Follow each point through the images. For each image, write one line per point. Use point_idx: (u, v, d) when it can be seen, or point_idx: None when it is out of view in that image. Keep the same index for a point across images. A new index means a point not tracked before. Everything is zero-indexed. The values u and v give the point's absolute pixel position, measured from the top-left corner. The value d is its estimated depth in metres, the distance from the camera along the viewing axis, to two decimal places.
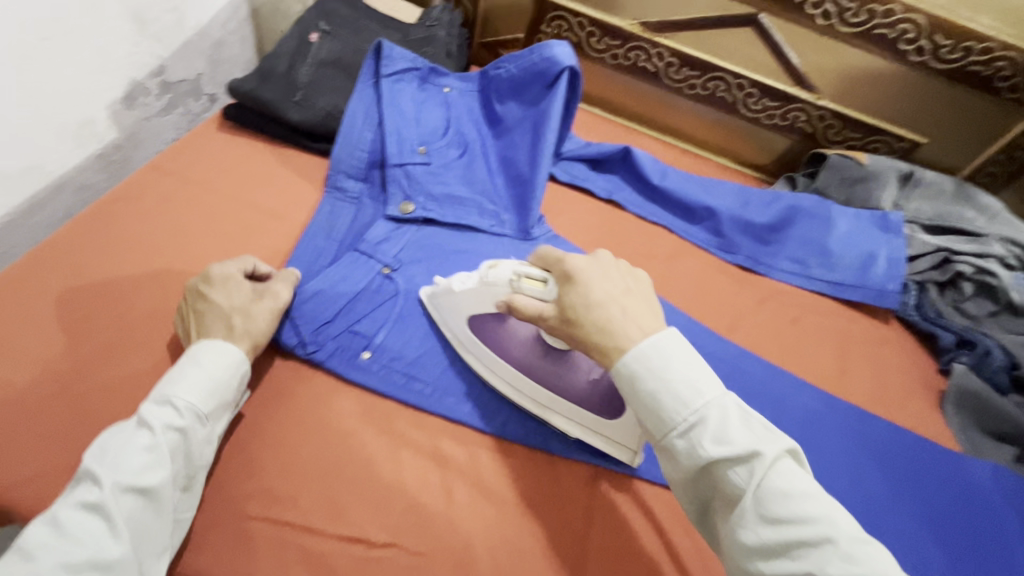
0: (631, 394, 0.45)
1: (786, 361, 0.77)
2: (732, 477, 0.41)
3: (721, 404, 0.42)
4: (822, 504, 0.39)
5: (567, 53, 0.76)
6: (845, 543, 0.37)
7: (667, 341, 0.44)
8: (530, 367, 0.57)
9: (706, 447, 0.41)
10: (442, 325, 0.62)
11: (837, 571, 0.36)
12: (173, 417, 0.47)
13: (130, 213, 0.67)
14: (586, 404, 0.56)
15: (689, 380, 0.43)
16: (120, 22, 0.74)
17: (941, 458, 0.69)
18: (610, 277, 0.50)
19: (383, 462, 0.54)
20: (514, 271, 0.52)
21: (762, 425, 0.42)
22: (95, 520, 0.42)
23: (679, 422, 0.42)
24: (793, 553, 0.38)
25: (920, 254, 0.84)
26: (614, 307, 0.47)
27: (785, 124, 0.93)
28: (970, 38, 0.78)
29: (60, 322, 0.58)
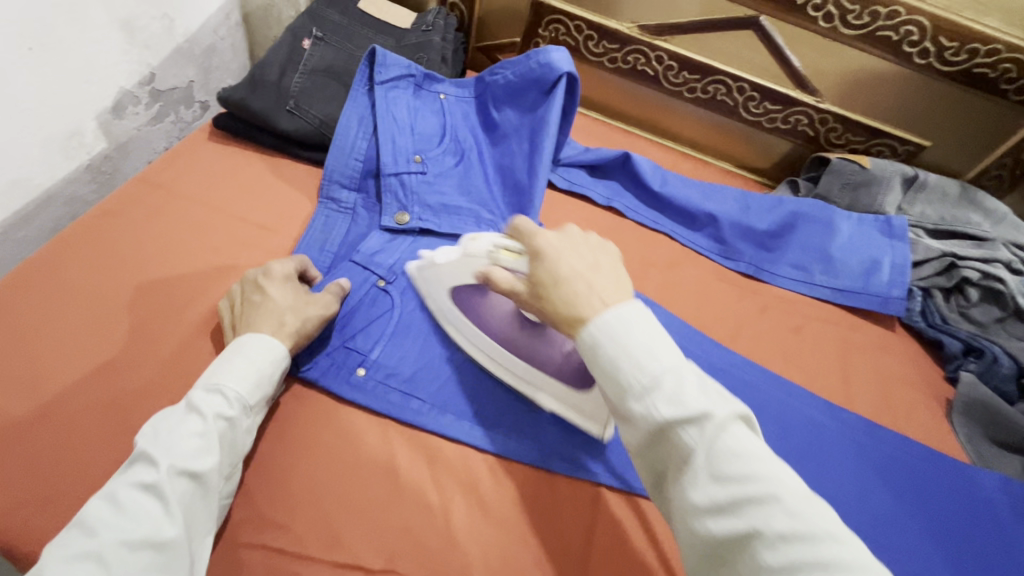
0: (593, 360, 0.42)
1: (791, 371, 0.75)
2: (684, 439, 0.38)
3: (679, 369, 0.39)
4: (771, 465, 0.37)
5: (565, 59, 0.75)
6: (790, 501, 0.35)
7: (631, 310, 0.41)
8: (507, 340, 0.58)
9: (661, 409, 0.38)
10: (426, 297, 0.63)
11: (780, 527, 0.34)
12: (223, 406, 0.46)
13: (119, 227, 0.65)
14: (560, 377, 0.56)
15: (645, 344, 0.40)
16: (107, 30, 0.73)
17: (949, 470, 0.68)
18: (582, 253, 0.47)
19: (379, 484, 0.52)
20: (492, 244, 0.52)
21: (717, 389, 0.40)
22: (150, 501, 0.41)
23: (635, 385, 0.40)
24: (741, 513, 0.36)
25: (925, 260, 0.82)
26: (582, 283, 0.45)
27: (787, 127, 0.92)
28: (975, 40, 0.76)
29: (47, 341, 0.56)
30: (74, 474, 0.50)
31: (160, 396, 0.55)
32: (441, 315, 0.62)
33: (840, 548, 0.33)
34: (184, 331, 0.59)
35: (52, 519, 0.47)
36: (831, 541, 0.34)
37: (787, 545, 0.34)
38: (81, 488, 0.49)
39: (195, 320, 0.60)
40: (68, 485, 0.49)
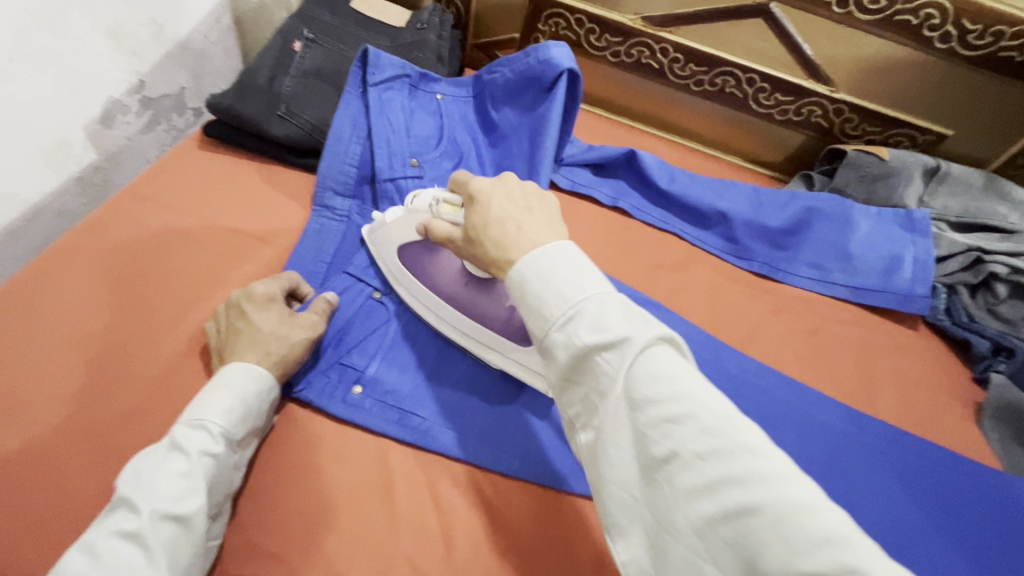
0: (519, 297, 0.39)
1: (809, 376, 0.72)
2: (602, 367, 0.35)
3: (603, 296, 0.36)
4: (690, 383, 0.33)
5: (565, 55, 0.72)
6: (708, 417, 0.31)
7: (558, 247, 0.39)
8: (455, 297, 0.59)
9: (581, 336, 0.35)
10: (378, 259, 0.64)
11: (695, 446, 0.31)
12: (208, 442, 0.44)
13: (104, 243, 0.63)
14: (506, 333, 0.58)
15: (568, 275, 0.37)
16: (92, 39, 0.71)
17: (982, 480, 0.64)
18: (513, 195, 0.46)
19: (377, 508, 0.50)
20: (434, 197, 0.53)
21: (641, 313, 0.36)
22: (132, 549, 0.38)
23: (556, 315, 0.37)
24: (658, 436, 0.32)
25: (949, 255, 0.78)
26: (510, 224, 0.43)
27: (800, 119, 0.88)
28: (1001, 22, 0.72)
29: (29, 365, 0.54)
30: (59, 506, 0.47)
31: (148, 421, 0.52)
32: (393, 275, 0.62)
33: (759, 461, 0.29)
34: (172, 351, 0.57)
35: (34, 555, 0.45)
36: (749, 456, 0.30)
37: (705, 463, 0.30)
38: (66, 521, 0.47)
39: (186, 339, 0.58)
40: (52, 518, 0.47)
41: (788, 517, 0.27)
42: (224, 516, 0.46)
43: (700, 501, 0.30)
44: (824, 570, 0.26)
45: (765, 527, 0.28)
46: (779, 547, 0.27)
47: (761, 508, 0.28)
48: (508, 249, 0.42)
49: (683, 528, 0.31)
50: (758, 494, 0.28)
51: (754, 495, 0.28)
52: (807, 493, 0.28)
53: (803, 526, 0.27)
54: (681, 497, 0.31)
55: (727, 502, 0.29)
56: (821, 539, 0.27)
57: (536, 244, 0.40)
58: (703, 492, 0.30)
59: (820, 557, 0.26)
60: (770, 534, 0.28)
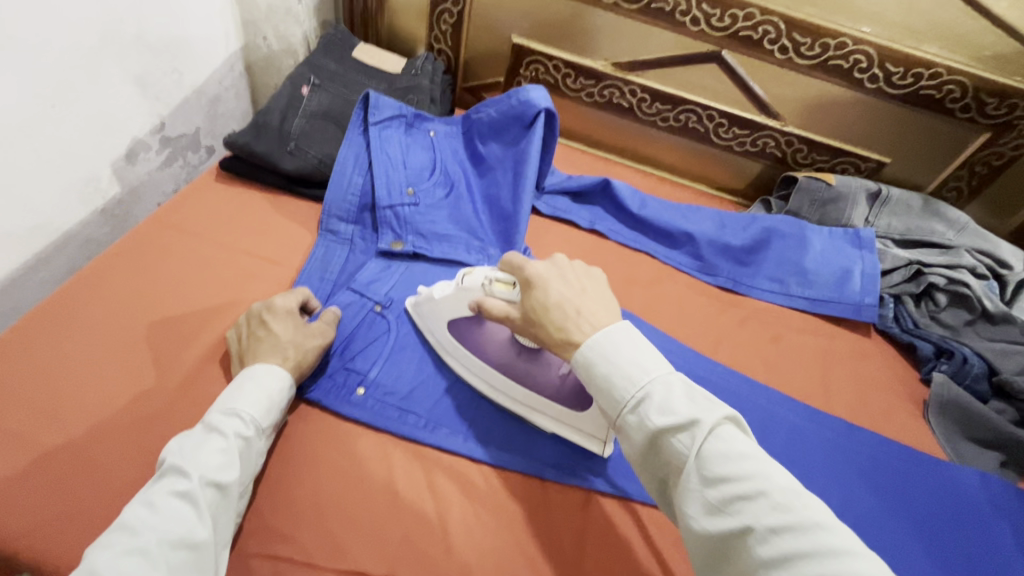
0: (589, 379, 0.47)
1: (771, 378, 0.79)
2: (676, 446, 0.42)
3: (667, 380, 0.44)
4: (759, 464, 0.40)
5: (542, 96, 0.82)
6: (777, 495, 0.38)
7: (618, 332, 0.47)
8: (509, 367, 0.63)
9: (653, 419, 0.43)
10: (427, 333, 0.67)
11: (769, 520, 0.37)
12: (241, 427, 0.50)
13: (132, 264, 0.70)
14: (559, 399, 0.61)
15: (635, 361, 0.45)
16: (123, 86, 0.79)
17: (927, 468, 0.71)
18: (566, 278, 0.55)
19: (381, 494, 0.55)
20: (486, 276, 0.59)
21: (705, 396, 0.44)
22: (184, 506, 0.44)
23: (627, 397, 0.44)
24: (733, 510, 0.39)
25: (893, 269, 0.88)
26: (569, 307, 0.51)
27: (756, 149, 0.98)
28: (919, 66, 0.83)
29: (67, 371, 0.60)
30: (95, 493, 0.53)
31: (175, 420, 0.58)
32: (441, 347, 0.66)
33: (829, 537, 0.36)
34: (194, 358, 0.63)
35: (75, 536, 0.50)
36: (818, 530, 0.36)
37: (780, 538, 0.37)
38: (102, 505, 0.52)
39: (205, 349, 0.64)
40: (89, 504, 0.52)
41: None
42: (246, 497, 0.52)
43: (778, 573, 0.36)
44: None
45: None
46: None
47: None
48: (562, 327, 0.51)
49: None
50: (831, 569, 0.35)
51: (830, 569, 0.35)
52: (871, 566, 0.35)
53: None
54: (760, 567, 0.37)
55: None
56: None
57: (597, 326, 0.49)
58: (781, 565, 0.36)
59: None
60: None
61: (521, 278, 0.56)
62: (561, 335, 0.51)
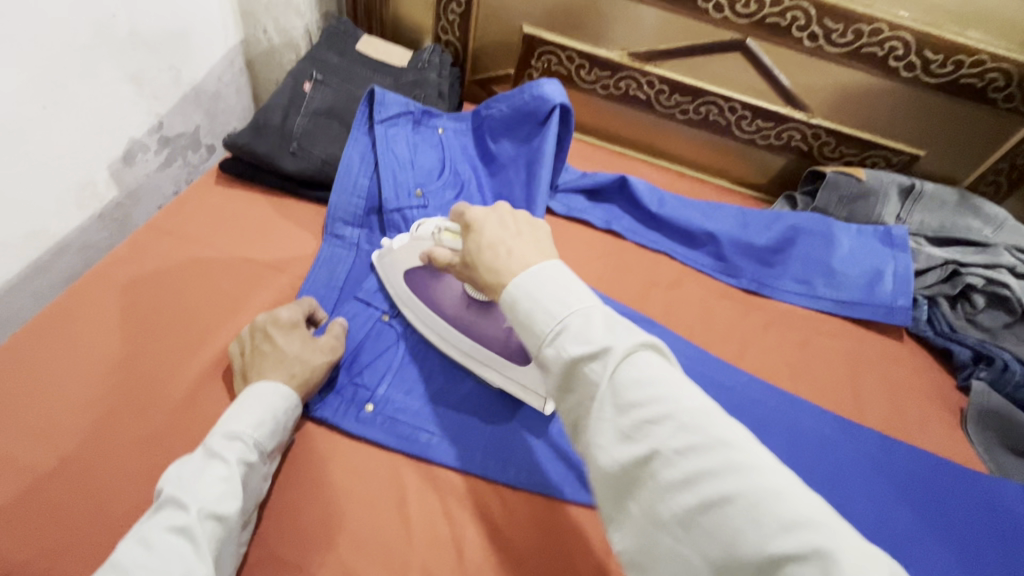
0: (513, 317, 0.42)
1: (798, 386, 0.75)
2: (589, 375, 0.38)
3: (587, 310, 0.39)
4: (669, 386, 0.36)
5: (557, 91, 0.77)
6: (685, 417, 0.35)
7: (546, 267, 0.42)
8: (456, 317, 0.63)
9: (569, 349, 0.38)
10: (386, 283, 0.67)
11: (676, 444, 0.34)
12: (244, 452, 0.47)
13: (130, 273, 0.67)
14: (503, 352, 0.61)
15: (557, 294, 0.40)
16: (119, 84, 0.76)
17: (967, 482, 0.67)
18: (506, 223, 0.49)
19: (392, 519, 0.53)
20: (436, 226, 0.57)
21: (624, 324, 0.39)
22: (182, 542, 0.41)
23: (546, 331, 0.40)
24: (640, 435, 0.35)
25: (927, 269, 0.83)
26: (501, 248, 0.47)
27: (780, 143, 0.94)
28: (959, 53, 0.78)
29: (63, 387, 0.57)
30: (93, 519, 0.50)
31: (177, 440, 0.55)
32: (397, 297, 0.66)
33: (733, 454, 0.33)
34: (195, 372, 0.60)
35: (72, 565, 0.48)
36: (725, 448, 0.33)
37: (683, 458, 0.34)
38: (101, 532, 0.50)
39: (206, 363, 0.61)
40: (87, 530, 0.50)
41: (761, 503, 0.31)
42: (251, 525, 0.49)
43: (681, 493, 0.33)
44: (792, 549, 0.30)
45: (738, 512, 0.32)
46: (752, 529, 0.31)
47: (734, 497, 0.32)
48: (493, 271, 0.46)
49: (667, 519, 0.34)
50: (732, 485, 0.32)
51: (731, 485, 0.32)
52: (777, 480, 0.32)
53: (773, 510, 0.31)
54: (664, 491, 0.34)
55: (703, 493, 0.33)
56: (788, 522, 0.31)
57: (526, 266, 0.44)
58: (684, 485, 0.33)
59: (786, 539, 0.30)
60: (744, 519, 0.31)
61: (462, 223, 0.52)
62: (490, 278, 0.46)
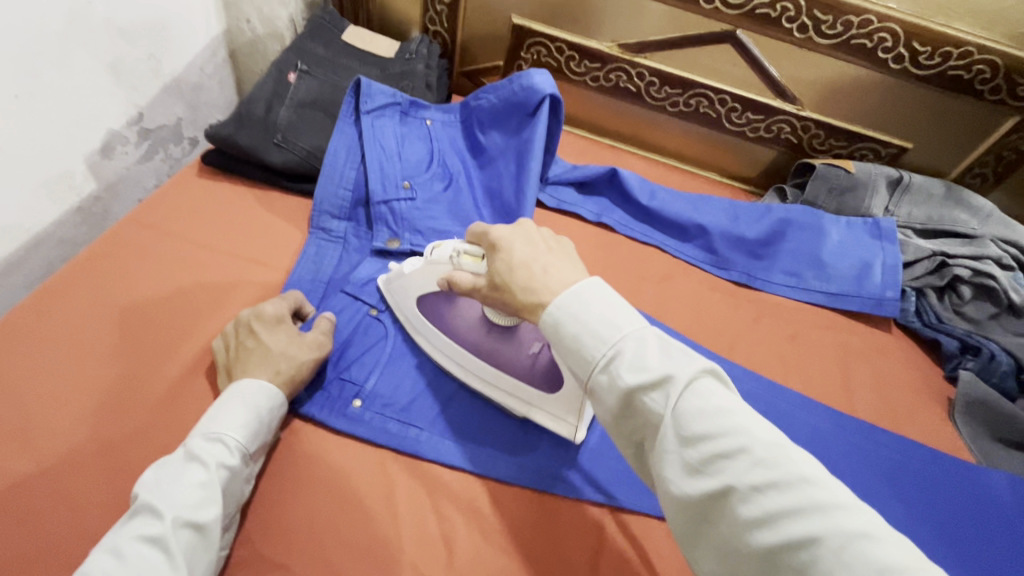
0: (556, 340, 0.42)
1: (789, 378, 0.75)
2: (650, 406, 0.37)
3: (639, 334, 0.39)
4: (740, 417, 0.35)
5: (547, 81, 0.76)
6: (760, 450, 0.34)
7: (588, 287, 0.41)
8: (477, 345, 0.60)
9: (624, 377, 0.38)
10: (395, 309, 0.64)
11: (752, 479, 0.33)
12: (225, 455, 0.46)
13: (109, 268, 0.65)
14: (530, 378, 0.58)
15: (606, 317, 0.40)
16: (95, 74, 0.74)
17: (955, 472, 0.68)
18: (533, 240, 0.49)
19: (381, 516, 0.52)
20: (455, 249, 0.55)
21: (677, 347, 0.39)
22: (155, 553, 0.40)
23: (597, 356, 0.39)
24: (713, 470, 0.34)
25: (916, 260, 0.83)
26: (535, 266, 0.46)
27: (770, 136, 0.94)
28: (947, 44, 0.78)
29: (39, 386, 0.55)
30: (69, 521, 0.49)
31: (159, 439, 0.54)
32: (409, 324, 0.63)
33: (817, 491, 0.32)
34: (177, 370, 0.59)
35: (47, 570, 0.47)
36: (807, 485, 0.32)
37: (763, 495, 0.33)
38: (77, 534, 0.48)
39: (188, 360, 0.60)
40: (64, 534, 0.48)
41: (851, 543, 0.30)
42: (234, 527, 0.48)
43: (761, 531, 0.32)
44: None
45: (827, 554, 0.30)
46: (845, 574, 0.30)
47: (823, 538, 0.31)
48: (528, 289, 0.45)
49: (748, 556, 0.33)
50: (820, 525, 0.31)
51: (819, 525, 0.31)
52: (863, 518, 0.31)
53: (864, 553, 0.30)
54: (743, 528, 0.33)
55: (789, 533, 0.31)
56: (883, 566, 0.29)
57: (566, 286, 0.43)
58: (764, 523, 0.32)
59: None
60: (835, 563, 0.30)
61: (487, 243, 0.51)
62: (526, 297, 0.45)
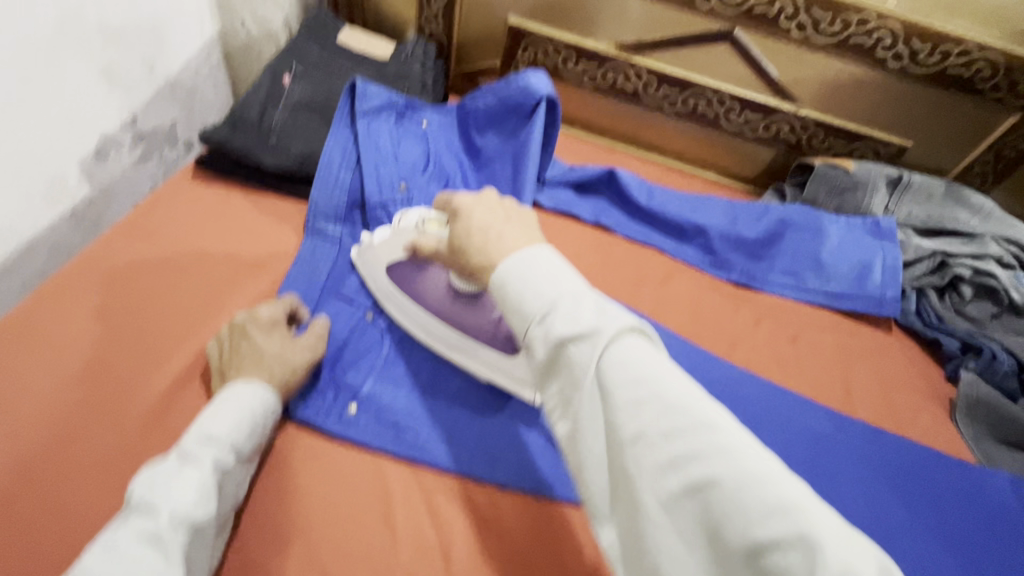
0: (500, 298, 0.41)
1: (790, 380, 0.74)
2: (574, 357, 0.36)
3: (577, 292, 0.38)
4: (654, 369, 0.34)
5: (543, 82, 0.75)
6: (671, 398, 0.33)
7: (534, 250, 0.40)
8: (441, 310, 0.61)
9: (556, 329, 0.37)
10: (367, 279, 0.66)
11: (660, 426, 0.33)
12: (220, 455, 0.46)
13: (101, 273, 0.64)
14: (492, 343, 0.60)
15: (544, 275, 0.39)
16: (88, 77, 0.73)
17: (957, 474, 0.67)
18: (493, 208, 0.48)
19: (377, 523, 0.51)
20: (420, 218, 0.61)
21: (612, 305, 0.38)
22: (152, 552, 0.39)
23: (534, 311, 0.38)
24: (625, 418, 0.34)
25: (917, 259, 0.83)
26: (491, 232, 0.45)
27: (769, 135, 0.93)
28: (946, 42, 0.77)
29: (30, 394, 0.55)
30: (61, 531, 0.48)
31: (151, 448, 0.53)
32: (379, 293, 0.65)
33: (719, 436, 0.31)
34: (170, 376, 0.58)
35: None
36: (710, 431, 0.31)
37: (668, 441, 0.32)
38: (69, 544, 0.48)
39: (182, 365, 0.59)
40: (56, 544, 0.48)
41: (746, 485, 0.29)
42: (224, 532, 0.47)
43: (667, 477, 0.32)
44: (779, 535, 0.28)
45: (724, 497, 0.30)
46: (737, 515, 0.29)
47: (720, 481, 0.30)
48: (482, 253, 0.44)
49: (650, 504, 0.33)
50: (718, 469, 0.30)
51: (716, 467, 0.30)
52: (764, 465, 0.30)
53: (759, 495, 0.29)
54: (649, 475, 0.33)
55: (689, 476, 0.31)
56: (775, 507, 0.28)
57: (515, 248, 0.42)
58: (669, 468, 0.32)
59: (775, 525, 0.28)
60: (729, 504, 0.29)
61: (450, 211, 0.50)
62: (481, 261, 0.44)
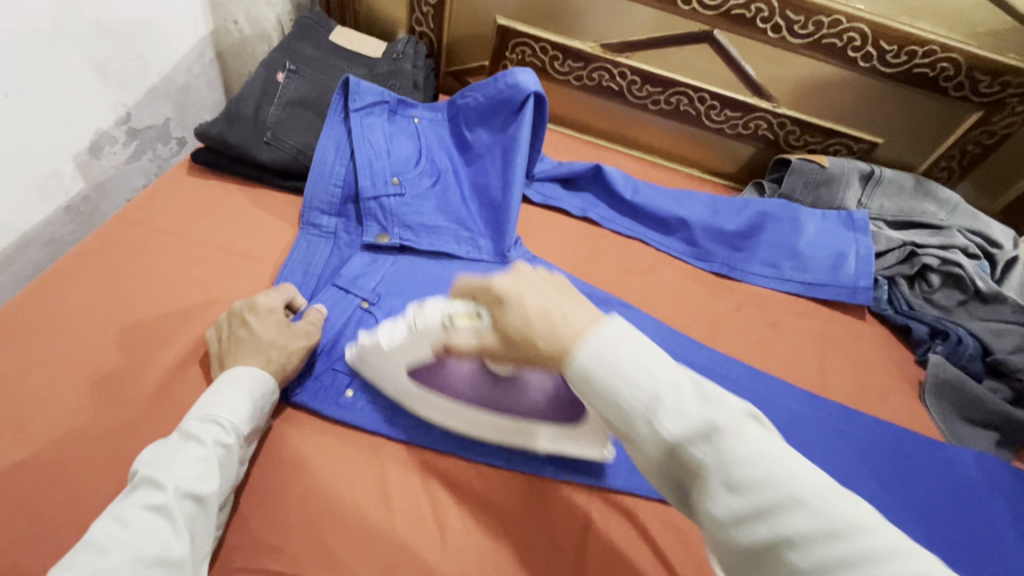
0: (590, 391, 0.38)
1: (768, 364, 0.78)
2: (694, 455, 0.35)
3: (675, 381, 0.37)
4: (785, 465, 0.33)
5: (531, 80, 0.78)
6: (810, 497, 0.32)
7: (617, 331, 0.38)
8: (485, 398, 0.56)
9: (667, 425, 0.35)
10: (376, 383, 0.58)
11: (805, 529, 0.31)
12: (221, 434, 0.47)
13: (100, 264, 0.65)
14: (552, 417, 0.56)
15: (636, 365, 0.37)
16: (83, 73, 0.74)
17: (925, 450, 0.71)
18: (539, 284, 0.43)
19: (374, 499, 0.53)
20: (443, 313, 0.48)
21: (716, 390, 0.36)
22: (159, 521, 0.42)
23: (636, 405, 0.36)
24: (761, 518, 0.32)
25: (888, 250, 0.87)
26: (555, 314, 0.40)
27: (748, 132, 0.97)
28: (912, 44, 0.82)
29: (31, 379, 0.56)
30: (65, 509, 0.50)
31: (150, 430, 0.55)
32: (399, 396, 0.57)
33: (868, 538, 0.30)
34: (170, 361, 0.60)
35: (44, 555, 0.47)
36: (860, 533, 0.31)
37: (817, 545, 0.31)
38: (72, 521, 0.49)
39: (181, 352, 0.61)
40: (59, 521, 0.49)
41: None
42: (229, 507, 0.50)
43: None
44: None
45: None
46: None
47: None
48: (555, 345, 0.39)
49: None
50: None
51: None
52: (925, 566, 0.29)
53: None
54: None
55: None
56: None
57: (586, 335, 0.39)
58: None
59: None
60: None
61: (488, 297, 0.44)
62: (555, 350, 0.39)
